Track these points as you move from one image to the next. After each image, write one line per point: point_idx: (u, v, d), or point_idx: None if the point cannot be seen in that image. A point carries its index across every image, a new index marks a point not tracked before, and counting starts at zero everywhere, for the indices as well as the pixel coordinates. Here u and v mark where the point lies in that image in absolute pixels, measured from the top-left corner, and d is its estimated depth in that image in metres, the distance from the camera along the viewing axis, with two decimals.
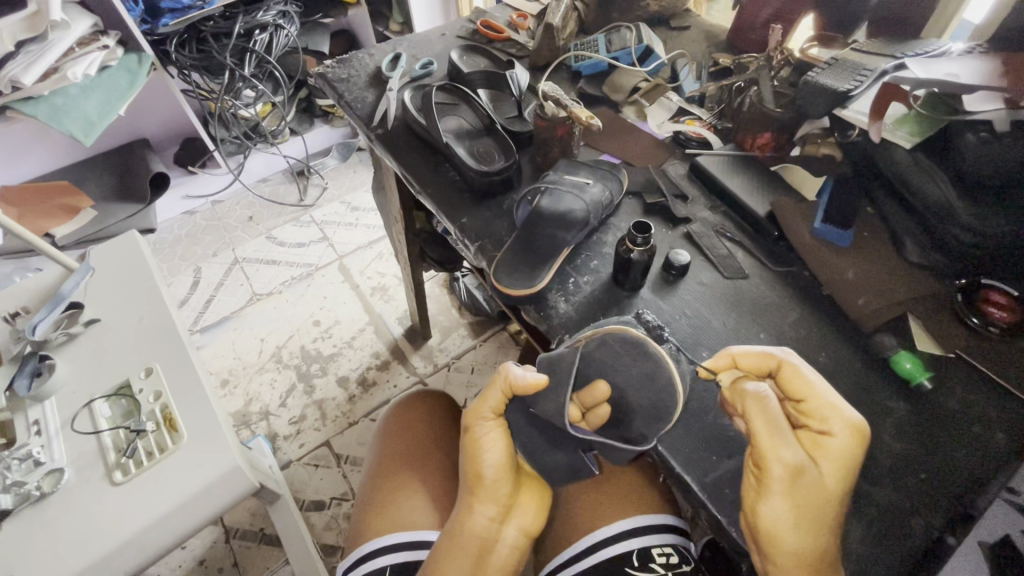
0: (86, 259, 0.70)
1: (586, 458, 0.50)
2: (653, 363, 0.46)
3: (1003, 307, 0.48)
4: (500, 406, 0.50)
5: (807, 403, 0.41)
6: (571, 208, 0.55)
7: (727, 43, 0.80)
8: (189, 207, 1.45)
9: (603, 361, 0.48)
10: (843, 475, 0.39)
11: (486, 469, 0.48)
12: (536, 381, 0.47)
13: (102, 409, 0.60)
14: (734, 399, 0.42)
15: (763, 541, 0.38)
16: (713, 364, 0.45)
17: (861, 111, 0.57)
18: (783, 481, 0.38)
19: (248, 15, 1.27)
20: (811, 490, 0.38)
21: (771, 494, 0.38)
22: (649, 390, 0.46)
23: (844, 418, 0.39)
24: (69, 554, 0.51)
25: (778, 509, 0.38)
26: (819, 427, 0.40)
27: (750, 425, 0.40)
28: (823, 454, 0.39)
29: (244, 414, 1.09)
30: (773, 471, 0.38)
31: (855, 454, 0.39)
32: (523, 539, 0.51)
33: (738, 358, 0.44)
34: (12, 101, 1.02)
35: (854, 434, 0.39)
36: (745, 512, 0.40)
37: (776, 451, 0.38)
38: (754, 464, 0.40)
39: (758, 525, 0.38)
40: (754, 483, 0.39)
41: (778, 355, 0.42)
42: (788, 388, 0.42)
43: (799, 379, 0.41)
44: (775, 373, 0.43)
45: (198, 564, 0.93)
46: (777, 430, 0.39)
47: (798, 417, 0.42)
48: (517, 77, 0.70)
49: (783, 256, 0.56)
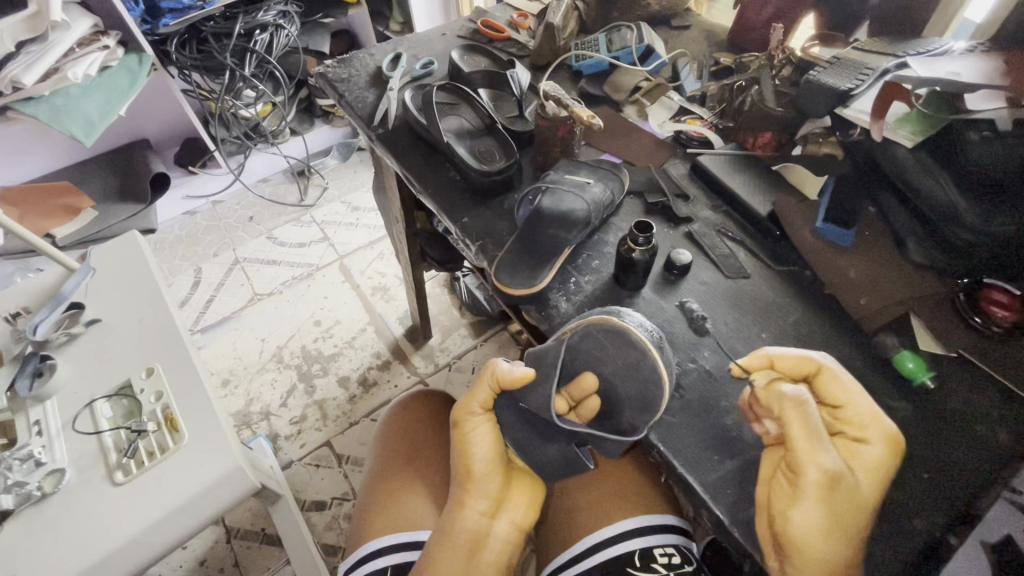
0: (87, 260, 0.70)
1: (580, 454, 0.50)
2: (637, 353, 0.47)
3: (1006, 307, 0.47)
4: (489, 401, 0.51)
5: (845, 409, 0.41)
6: (571, 208, 0.54)
7: (727, 43, 0.80)
8: (190, 207, 1.45)
9: (588, 353, 0.49)
10: (876, 483, 0.39)
11: (477, 463, 0.49)
12: (521, 374, 0.48)
13: (103, 409, 0.60)
14: (769, 402, 0.42)
15: (787, 546, 0.37)
16: (749, 362, 0.45)
17: (863, 110, 0.55)
18: (817, 486, 0.38)
19: (248, 15, 1.27)
20: (845, 497, 0.38)
21: (805, 498, 0.37)
22: (634, 379, 0.47)
23: (881, 426, 0.40)
24: (70, 554, 0.51)
25: (811, 514, 0.37)
26: (856, 434, 0.40)
27: (786, 429, 0.40)
28: (858, 462, 0.39)
29: (244, 414, 1.09)
30: (810, 475, 0.38)
31: (888, 463, 0.39)
32: (515, 533, 0.51)
33: (775, 359, 0.44)
34: (13, 101, 1.02)
35: (888, 442, 0.39)
36: (770, 515, 0.39)
37: (814, 456, 0.38)
38: (787, 467, 0.39)
39: (787, 530, 0.37)
40: (784, 487, 0.39)
41: (818, 360, 0.43)
42: (824, 394, 0.42)
43: (838, 386, 0.42)
44: (812, 378, 0.43)
45: (199, 564, 0.93)
46: (817, 435, 0.39)
47: (832, 423, 0.42)
48: (517, 77, 0.70)
49: (785, 255, 0.56)
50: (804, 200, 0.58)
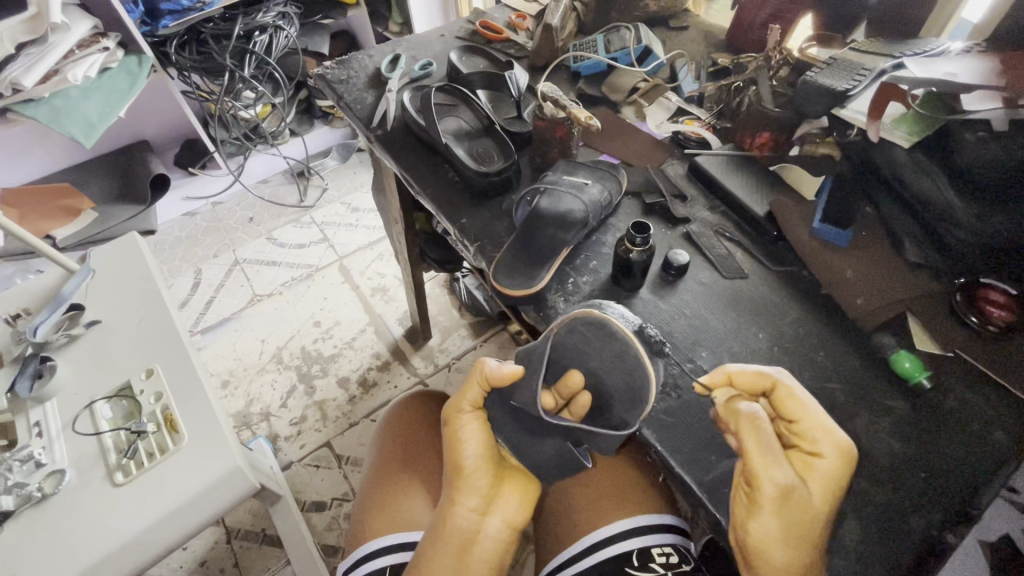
0: (87, 261, 0.70)
1: (579, 454, 0.50)
2: (621, 345, 0.47)
3: (1002, 307, 0.48)
4: (479, 399, 0.52)
5: (800, 423, 0.41)
6: (570, 208, 0.55)
7: (725, 43, 0.80)
8: (190, 208, 1.45)
9: (574, 348, 0.49)
10: (830, 496, 0.39)
11: (467, 460, 0.50)
12: (511, 370, 0.48)
13: (103, 410, 0.61)
14: (728, 419, 0.42)
15: (750, 556, 0.39)
16: (709, 380, 0.44)
17: (860, 110, 0.56)
18: (773, 501, 0.38)
19: (248, 16, 1.27)
20: (799, 510, 0.39)
21: (761, 512, 0.38)
22: (620, 372, 0.47)
23: (834, 439, 0.40)
24: (71, 554, 0.52)
25: (768, 527, 0.38)
26: (810, 448, 0.41)
27: (742, 445, 0.40)
28: (813, 475, 0.40)
29: (244, 415, 1.09)
30: (765, 490, 0.39)
31: (843, 475, 0.39)
32: (508, 531, 0.51)
33: (734, 376, 0.43)
34: (13, 103, 1.02)
35: (841, 456, 0.40)
36: (733, 528, 0.40)
37: (768, 470, 0.39)
38: (745, 482, 0.40)
39: (747, 542, 0.39)
40: (743, 501, 0.40)
41: (773, 375, 0.42)
42: (781, 408, 0.42)
43: (793, 401, 0.41)
44: (769, 393, 0.43)
45: (199, 565, 0.93)
46: (770, 451, 0.39)
47: (790, 436, 0.42)
48: (516, 77, 0.70)
49: (782, 256, 0.56)
50: (801, 200, 0.58)
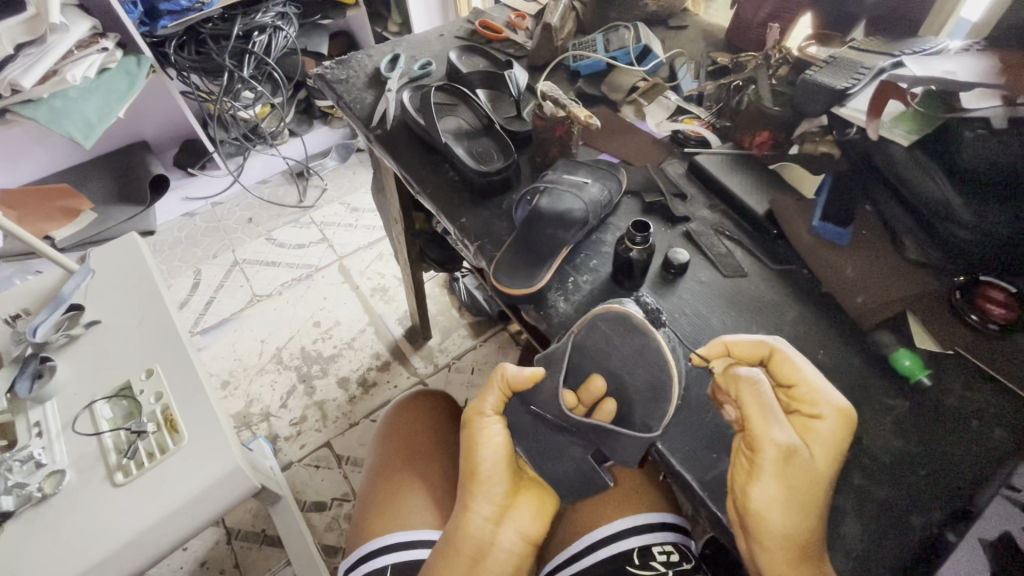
0: (86, 262, 0.70)
1: (599, 469, 0.50)
2: (644, 339, 0.48)
3: (1002, 305, 0.48)
4: (499, 405, 0.53)
5: (798, 387, 0.42)
6: (571, 208, 0.55)
7: (725, 42, 0.80)
8: (189, 209, 1.45)
9: (596, 347, 0.49)
10: (832, 457, 0.40)
11: (483, 465, 0.50)
12: (531, 372, 0.50)
13: (103, 410, 0.60)
14: (728, 386, 0.43)
15: (750, 523, 0.39)
16: (706, 352, 0.46)
17: (860, 108, 0.56)
18: (774, 461, 0.39)
19: (247, 17, 1.27)
20: (802, 471, 0.39)
21: (763, 474, 0.39)
22: (644, 368, 0.48)
23: (832, 402, 0.41)
24: (75, 552, 0.52)
25: (770, 489, 0.39)
26: (810, 411, 0.42)
27: (743, 410, 0.42)
28: (813, 437, 0.41)
29: (244, 416, 1.09)
30: (766, 452, 0.39)
31: (843, 437, 0.40)
32: (524, 544, 0.50)
33: (732, 346, 0.45)
34: (11, 104, 1.02)
35: (841, 418, 0.40)
36: (734, 495, 0.41)
37: (768, 432, 0.40)
38: (747, 446, 0.41)
39: (748, 506, 0.39)
40: (745, 466, 0.41)
41: (770, 344, 0.44)
42: (779, 375, 0.44)
43: (791, 366, 0.43)
44: (766, 362, 0.44)
45: (199, 565, 0.93)
46: (771, 413, 0.40)
47: (789, 403, 0.43)
48: (515, 77, 0.70)
49: (783, 254, 0.56)
50: (801, 198, 0.58)
